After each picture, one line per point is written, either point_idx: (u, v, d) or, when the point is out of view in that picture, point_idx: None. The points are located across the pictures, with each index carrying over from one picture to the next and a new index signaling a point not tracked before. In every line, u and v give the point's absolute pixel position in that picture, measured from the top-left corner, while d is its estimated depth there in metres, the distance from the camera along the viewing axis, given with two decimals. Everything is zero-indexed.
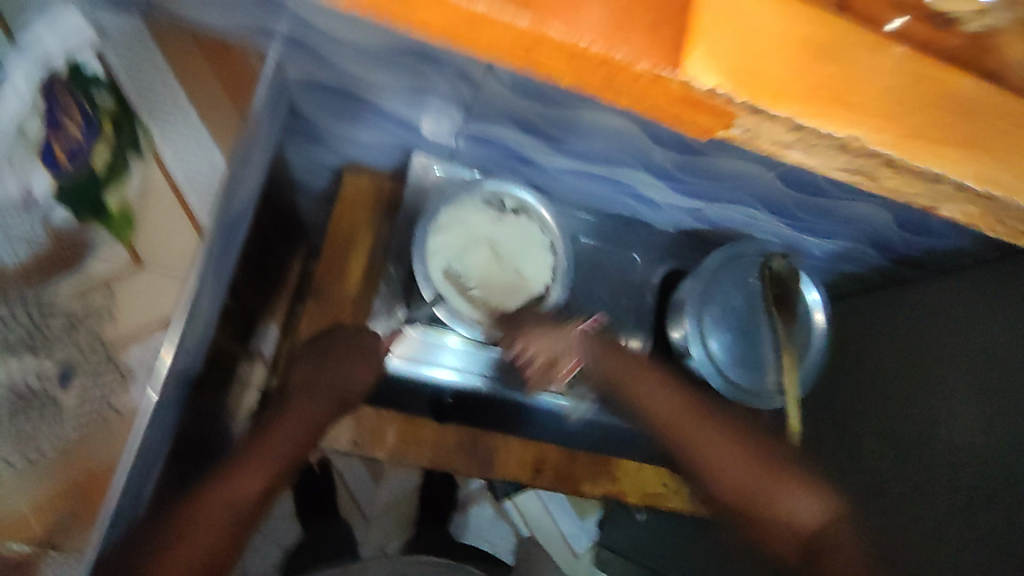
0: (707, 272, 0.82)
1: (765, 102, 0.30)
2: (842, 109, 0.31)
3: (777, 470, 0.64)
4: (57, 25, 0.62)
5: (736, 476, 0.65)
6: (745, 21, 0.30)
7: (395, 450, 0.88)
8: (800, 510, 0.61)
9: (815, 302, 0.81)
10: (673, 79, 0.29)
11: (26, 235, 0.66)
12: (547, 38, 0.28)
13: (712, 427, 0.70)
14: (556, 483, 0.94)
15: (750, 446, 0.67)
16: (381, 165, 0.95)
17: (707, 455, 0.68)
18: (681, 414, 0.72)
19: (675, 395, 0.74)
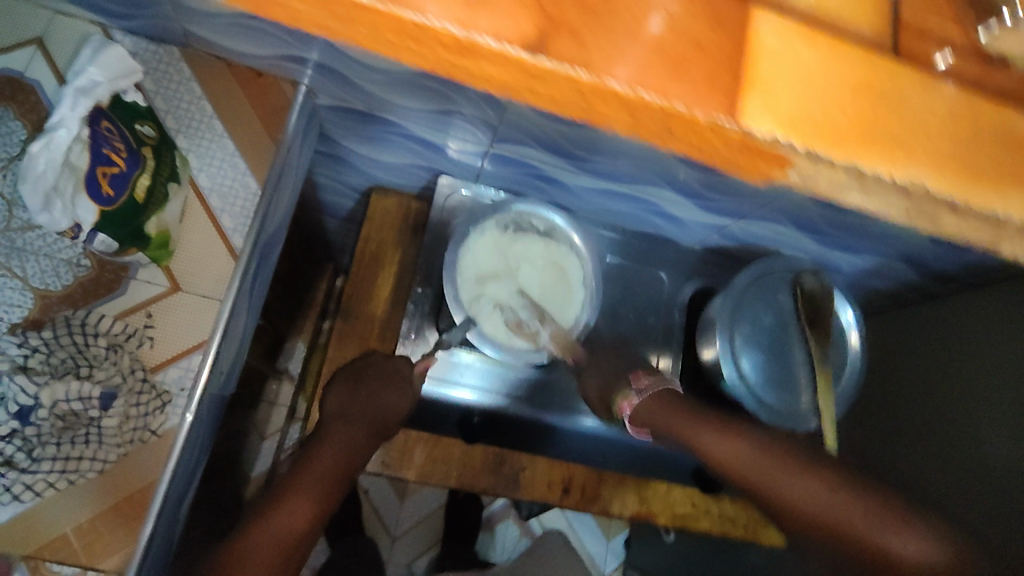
0: (738, 292, 0.81)
1: (826, 148, 0.31)
2: (900, 153, 0.32)
3: (885, 513, 0.49)
4: (101, 59, 0.65)
5: (842, 521, 0.50)
6: (793, 70, 0.32)
7: (421, 471, 0.85)
8: (910, 552, 0.47)
9: (848, 323, 0.80)
10: (733, 128, 0.30)
11: (70, 260, 0.69)
12: (604, 88, 0.29)
13: (815, 473, 0.53)
14: (583, 504, 0.90)
15: (840, 484, 0.52)
16: (407, 186, 0.96)
17: (781, 491, 0.54)
18: (788, 467, 0.55)
19: (757, 441, 0.59)
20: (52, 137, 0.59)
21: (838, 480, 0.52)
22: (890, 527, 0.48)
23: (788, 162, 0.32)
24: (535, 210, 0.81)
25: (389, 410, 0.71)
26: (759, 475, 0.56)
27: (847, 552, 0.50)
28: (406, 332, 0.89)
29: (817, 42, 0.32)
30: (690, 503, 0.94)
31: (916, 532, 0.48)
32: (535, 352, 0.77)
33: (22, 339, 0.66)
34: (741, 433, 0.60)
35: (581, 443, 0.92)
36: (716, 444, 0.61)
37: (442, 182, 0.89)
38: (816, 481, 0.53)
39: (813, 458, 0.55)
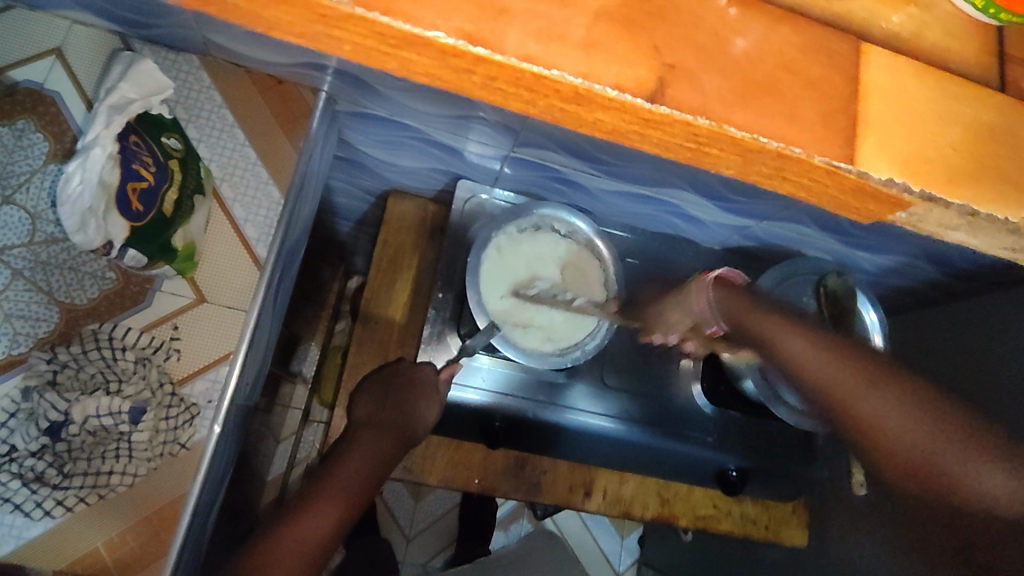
0: (761, 296, 0.69)
1: (942, 191, 0.29)
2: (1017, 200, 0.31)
3: (966, 434, 0.43)
4: (134, 74, 0.63)
5: (915, 450, 0.43)
6: (901, 95, 0.30)
7: (443, 476, 0.75)
8: (999, 489, 0.42)
9: (875, 322, 0.67)
10: (850, 171, 0.29)
11: (95, 273, 0.69)
12: (725, 131, 0.27)
13: (887, 383, 0.44)
14: (606, 508, 0.79)
15: (919, 405, 0.43)
16: (423, 190, 0.87)
17: (859, 407, 0.44)
18: (850, 375, 0.45)
19: (830, 340, 0.47)
20: (86, 155, 0.55)
21: (914, 404, 0.43)
22: (977, 460, 0.42)
23: None
24: (558, 213, 0.69)
25: (418, 422, 0.65)
26: (835, 388, 0.45)
27: (928, 484, 0.43)
28: (426, 339, 0.76)
29: None
30: (714, 504, 0.80)
31: (1001, 464, 0.42)
32: (560, 355, 0.64)
33: (50, 355, 0.66)
34: (813, 329, 0.47)
35: (601, 453, 0.73)
36: (792, 345, 0.47)
37: (463, 186, 0.80)
38: (885, 392, 0.44)
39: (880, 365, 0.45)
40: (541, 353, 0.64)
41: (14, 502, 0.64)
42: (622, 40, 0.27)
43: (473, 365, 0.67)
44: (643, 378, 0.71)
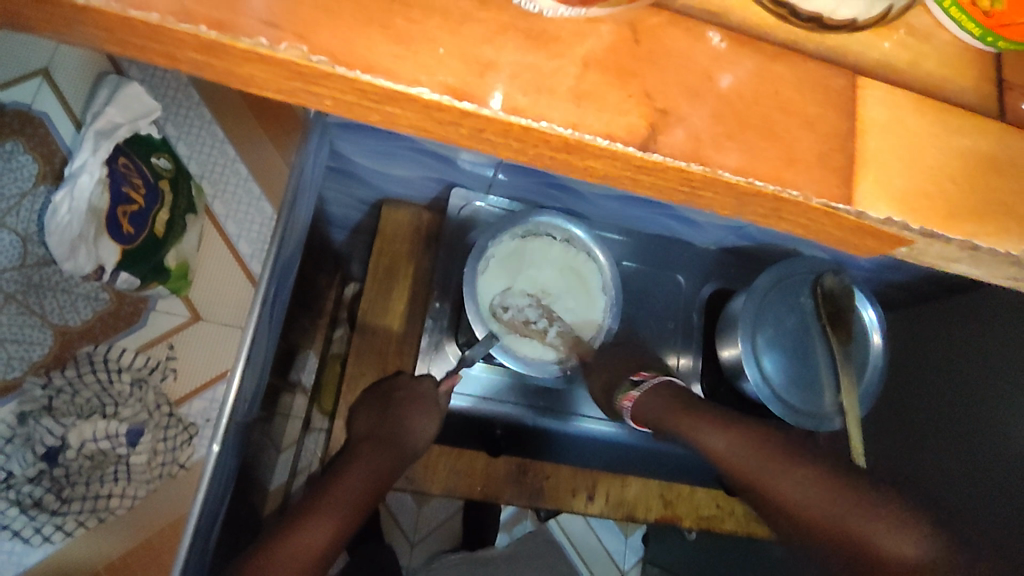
0: (756, 296, 0.56)
1: (983, 236, 0.18)
2: None
3: (860, 496, 0.40)
4: (121, 98, 0.62)
5: (812, 509, 0.42)
6: (898, 122, 0.18)
7: (448, 484, 0.67)
8: (902, 554, 0.37)
9: (874, 323, 0.56)
10: (846, 214, 0.18)
11: (89, 296, 0.68)
12: (714, 179, 0.17)
13: (797, 465, 0.44)
14: (609, 512, 0.71)
15: (832, 476, 0.42)
16: (416, 199, 0.77)
17: (777, 487, 0.44)
18: (806, 496, 0.42)
19: (752, 432, 0.48)
20: (74, 182, 0.55)
21: (823, 476, 0.43)
22: (868, 521, 0.39)
23: (903, 242, 0.19)
24: (554, 220, 0.63)
25: (418, 438, 0.61)
26: (748, 470, 0.47)
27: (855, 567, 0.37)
28: (424, 350, 0.70)
29: (925, 102, 0.19)
30: (718, 505, 0.74)
31: (904, 528, 0.38)
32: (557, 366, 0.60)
33: (45, 380, 0.64)
34: (745, 427, 0.49)
35: (603, 456, 0.71)
36: (713, 439, 0.50)
37: (456, 193, 0.69)
38: (812, 472, 0.43)
39: (816, 457, 0.44)
40: (540, 365, 0.60)
41: (13, 528, 0.63)
42: (609, 59, 0.16)
43: (473, 374, 0.65)
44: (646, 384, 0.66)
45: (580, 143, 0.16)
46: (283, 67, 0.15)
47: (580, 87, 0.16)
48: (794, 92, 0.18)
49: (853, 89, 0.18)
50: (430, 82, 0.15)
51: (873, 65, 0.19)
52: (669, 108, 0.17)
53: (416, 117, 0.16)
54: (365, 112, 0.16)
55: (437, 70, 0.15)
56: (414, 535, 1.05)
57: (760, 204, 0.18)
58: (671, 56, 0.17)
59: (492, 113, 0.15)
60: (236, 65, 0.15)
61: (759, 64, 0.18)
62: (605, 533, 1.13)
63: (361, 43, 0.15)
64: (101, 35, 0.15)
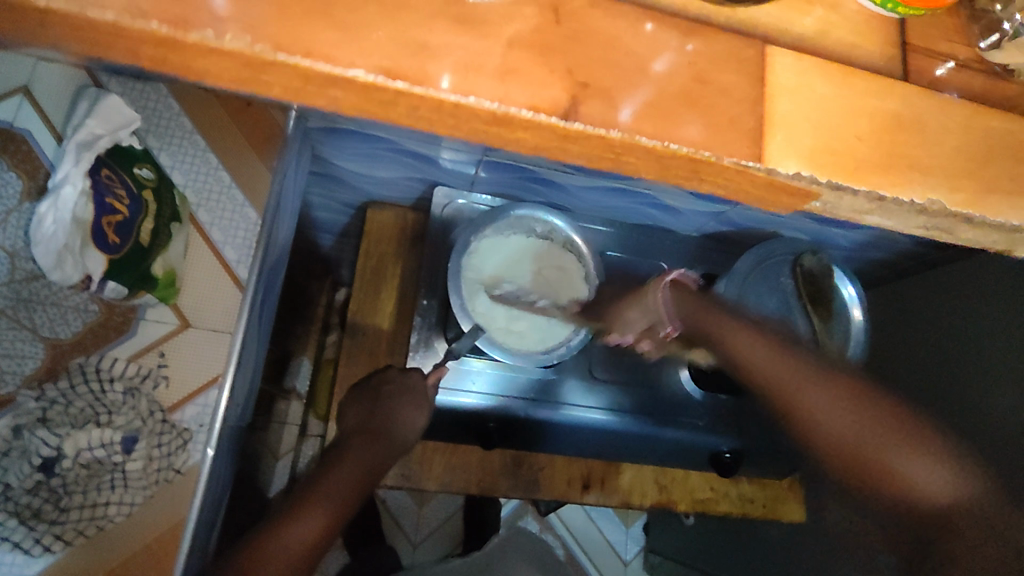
0: (738, 278, 0.58)
1: (888, 187, 0.20)
2: (1003, 189, 0.21)
3: (901, 422, 0.33)
4: (99, 110, 0.63)
5: (853, 437, 0.33)
6: (806, 86, 0.20)
7: (444, 480, 0.69)
8: (929, 482, 0.31)
9: (853, 299, 0.56)
10: (759, 171, 0.19)
11: (78, 308, 0.69)
12: (635, 145, 0.18)
13: (863, 402, 0.34)
14: (605, 499, 0.72)
15: (852, 398, 0.34)
16: (399, 199, 0.78)
17: (808, 415, 0.34)
18: (797, 374, 0.35)
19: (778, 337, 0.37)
20: (58, 194, 0.57)
21: (860, 391, 0.34)
22: (897, 437, 0.32)
23: (814, 197, 0.20)
24: (535, 213, 0.63)
25: (408, 430, 0.59)
26: (779, 377, 0.36)
27: (865, 481, 0.33)
28: (413, 347, 0.68)
29: (833, 67, 0.21)
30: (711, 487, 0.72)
31: (939, 454, 0.32)
32: (546, 353, 0.59)
33: (39, 392, 0.66)
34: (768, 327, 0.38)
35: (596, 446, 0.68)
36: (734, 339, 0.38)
37: (438, 192, 0.70)
38: (841, 388, 0.34)
39: (831, 363, 0.36)
40: (528, 353, 0.59)
41: (12, 540, 0.63)
42: (531, 43, 0.18)
43: (466, 369, 0.63)
44: (632, 368, 0.66)
45: (507, 116, 0.18)
46: (232, 59, 0.16)
47: (507, 66, 0.18)
48: (709, 64, 0.19)
49: (762, 58, 0.20)
50: (364, 65, 0.17)
51: (784, 36, 0.21)
52: (589, 82, 0.18)
53: (358, 100, 0.18)
54: (312, 97, 0.18)
55: (373, 55, 0.17)
56: (416, 537, 1.05)
57: (680, 167, 0.19)
58: (594, 34, 0.19)
59: (425, 91, 0.17)
60: (189, 59, 0.17)
61: (674, 40, 0.19)
62: (606, 525, 1.13)
63: (302, 35, 0.16)
64: (68, 39, 0.17)
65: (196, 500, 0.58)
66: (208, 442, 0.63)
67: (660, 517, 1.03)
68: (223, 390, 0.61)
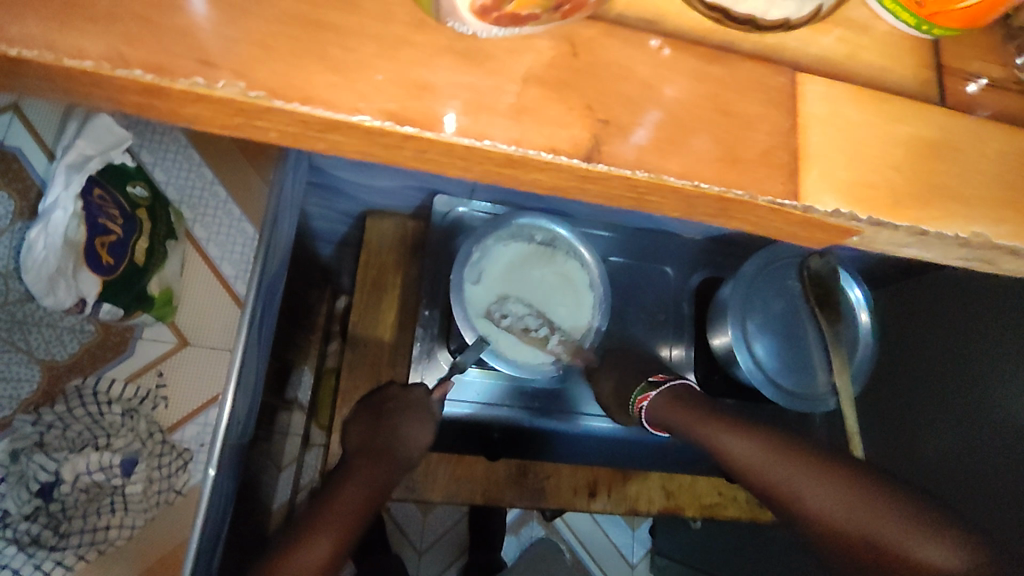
0: (743, 282, 0.55)
1: (930, 221, 0.19)
2: None
3: (900, 504, 0.32)
4: (89, 129, 0.60)
5: (852, 525, 0.32)
6: (839, 114, 0.19)
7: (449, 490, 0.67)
8: (938, 561, 0.29)
9: (861, 301, 0.55)
10: (795, 209, 0.18)
11: (74, 329, 0.68)
12: (660, 185, 0.17)
13: (852, 486, 0.34)
14: (612, 507, 0.70)
15: (845, 486, 0.34)
16: (398, 208, 0.76)
17: (804, 505, 0.35)
18: (786, 475, 0.37)
19: (775, 438, 0.40)
20: (49, 218, 0.55)
21: (853, 480, 0.34)
22: (896, 521, 0.31)
23: (852, 233, 0.19)
24: (536, 221, 0.62)
25: (412, 447, 0.58)
26: (773, 479, 0.37)
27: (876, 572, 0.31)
28: (417, 359, 0.68)
29: (867, 94, 0.19)
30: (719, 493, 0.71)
31: (942, 533, 0.30)
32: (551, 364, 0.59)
33: (35, 417, 0.64)
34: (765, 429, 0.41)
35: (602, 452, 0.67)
36: (732, 446, 0.41)
37: (439, 201, 0.68)
38: (834, 482, 0.34)
39: (828, 458, 0.36)
40: (534, 364, 0.58)
41: (11, 568, 0.62)
42: (544, 78, 0.17)
43: (469, 378, 0.62)
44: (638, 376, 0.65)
45: (523, 158, 0.16)
46: (224, 106, 0.15)
47: (521, 104, 0.16)
48: (736, 94, 0.18)
49: (791, 85, 0.19)
50: (367, 108, 0.15)
51: (813, 60, 0.19)
52: (609, 118, 0.17)
53: (361, 143, 0.16)
54: (312, 142, 0.16)
55: (376, 97, 0.15)
56: (422, 544, 1.03)
57: (708, 205, 0.18)
58: (612, 65, 0.17)
59: (435, 136, 0.16)
60: (176, 106, 0.15)
61: (699, 69, 0.18)
62: (613, 529, 1.12)
63: (299, 79, 0.15)
64: (43, 85, 0.15)
65: (198, 524, 0.57)
66: (209, 463, 0.62)
67: (668, 520, 1.02)
68: (223, 410, 0.60)
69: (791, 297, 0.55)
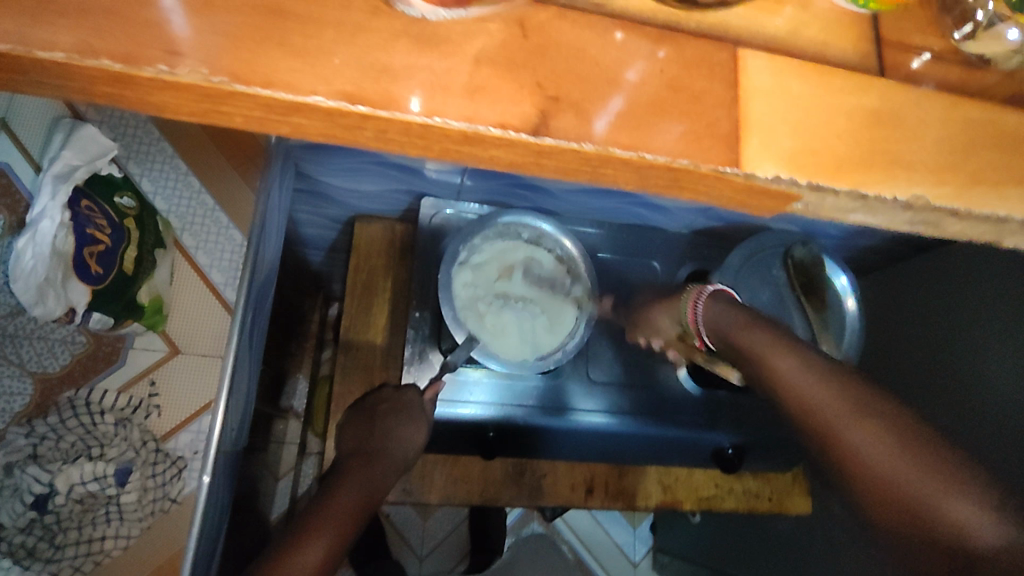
0: (729, 274, 0.55)
1: (869, 184, 0.20)
2: (985, 187, 0.21)
3: (934, 456, 0.25)
4: (75, 140, 0.61)
5: (883, 465, 0.25)
6: (783, 85, 0.20)
7: (446, 492, 0.68)
8: (967, 522, 0.23)
9: (847, 288, 0.56)
10: (739, 176, 0.19)
11: (66, 341, 0.68)
12: (610, 158, 0.18)
13: (909, 440, 0.26)
14: (610, 502, 0.71)
15: (876, 424, 0.27)
16: (387, 212, 0.77)
17: (840, 434, 0.27)
18: (830, 397, 0.29)
19: (820, 360, 0.31)
20: (36, 228, 0.56)
21: (907, 427, 0.26)
22: (930, 474, 0.24)
23: (796, 198, 0.20)
24: (523, 219, 0.62)
25: (407, 446, 0.57)
26: (820, 411, 0.29)
27: (898, 523, 0.25)
28: (408, 360, 0.67)
29: (809, 67, 0.20)
30: (716, 483, 0.71)
31: (974, 493, 0.23)
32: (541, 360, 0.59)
33: (28, 429, 0.64)
34: (809, 348, 0.32)
35: (593, 450, 0.67)
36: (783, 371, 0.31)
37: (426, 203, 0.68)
38: (882, 431, 0.26)
39: (904, 418, 0.27)
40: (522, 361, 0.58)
41: None
42: (497, 60, 0.18)
43: (464, 379, 0.61)
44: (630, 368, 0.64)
45: (478, 134, 0.17)
46: (188, 92, 0.16)
47: (473, 83, 0.17)
48: (682, 70, 0.19)
49: (735, 61, 0.20)
50: (324, 90, 0.16)
51: (757, 37, 0.21)
52: (560, 95, 0.18)
53: (323, 126, 0.17)
54: (274, 125, 0.17)
55: (334, 79, 0.16)
56: (422, 550, 1.03)
57: (658, 178, 0.19)
58: (561, 45, 0.18)
59: (390, 114, 0.16)
60: (143, 94, 0.16)
61: (644, 47, 0.19)
62: (613, 528, 1.12)
63: (258, 65, 0.16)
64: (16, 78, 0.16)
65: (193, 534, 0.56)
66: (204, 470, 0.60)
67: (670, 517, 1.02)
68: (218, 419, 0.59)
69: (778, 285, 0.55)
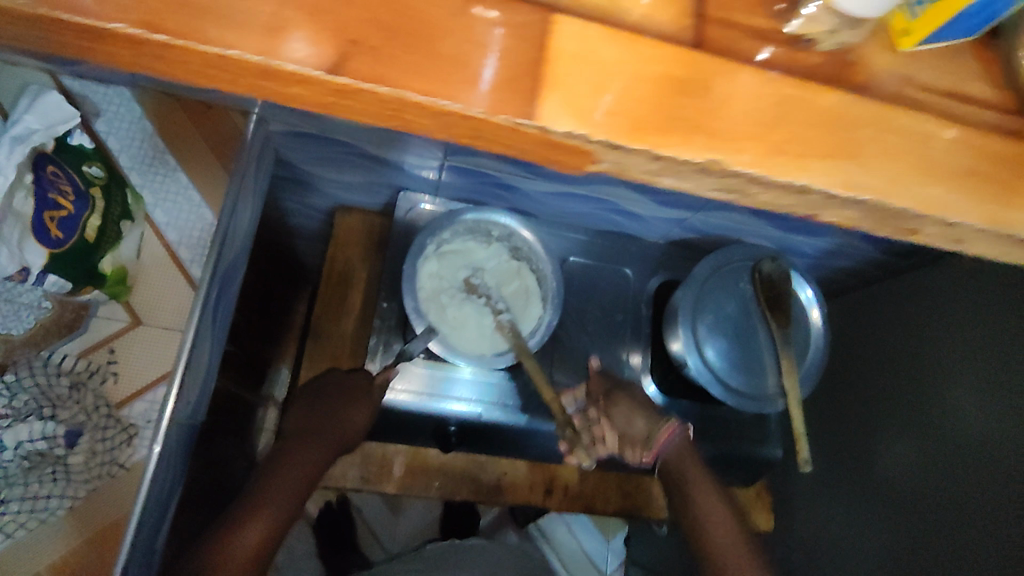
0: (694, 286, 0.62)
1: (664, 147, 0.21)
2: (790, 159, 0.22)
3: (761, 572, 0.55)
4: (38, 106, 0.58)
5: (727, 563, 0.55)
6: (593, 45, 0.21)
7: (403, 483, 0.75)
8: None
9: (811, 300, 0.62)
10: (534, 128, 0.20)
11: (32, 304, 0.65)
12: (407, 101, 0.19)
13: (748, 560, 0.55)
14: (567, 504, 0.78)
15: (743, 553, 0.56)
16: (369, 204, 0.79)
17: (707, 527, 0.57)
18: (727, 543, 0.56)
19: (729, 523, 0.57)
20: None
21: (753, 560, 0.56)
22: None
23: (586, 152, 0.21)
24: (491, 218, 0.64)
25: (350, 428, 0.62)
26: (715, 533, 0.57)
27: None
28: (372, 349, 0.71)
29: (622, 33, 0.21)
30: None
31: None
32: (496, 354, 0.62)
33: None
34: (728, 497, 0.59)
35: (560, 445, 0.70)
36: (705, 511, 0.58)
37: (404, 197, 0.71)
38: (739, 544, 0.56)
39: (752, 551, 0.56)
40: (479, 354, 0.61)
41: None
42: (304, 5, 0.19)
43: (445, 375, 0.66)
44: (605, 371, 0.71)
45: (270, 68, 0.19)
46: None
47: (273, 22, 0.19)
48: (490, 28, 0.20)
49: (546, 23, 0.21)
50: (124, 19, 0.18)
51: (580, 6, 0.22)
52: (359, 40, 0.19)
53: (129, 53, 0.19)
54: (94, 49, 0.19)
55: (132, 7, 0.18)
56: (390, 545, 1.01)
57: (459, 125, 0.20)
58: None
59: (186, 43, 0.18)
60: None
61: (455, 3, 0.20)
62: (584, 535, 1.12)
63: None
64: None
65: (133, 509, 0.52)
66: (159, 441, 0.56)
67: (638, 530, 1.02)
68: (172, 389, 0.56)
69: (742, 298, 0.62)
